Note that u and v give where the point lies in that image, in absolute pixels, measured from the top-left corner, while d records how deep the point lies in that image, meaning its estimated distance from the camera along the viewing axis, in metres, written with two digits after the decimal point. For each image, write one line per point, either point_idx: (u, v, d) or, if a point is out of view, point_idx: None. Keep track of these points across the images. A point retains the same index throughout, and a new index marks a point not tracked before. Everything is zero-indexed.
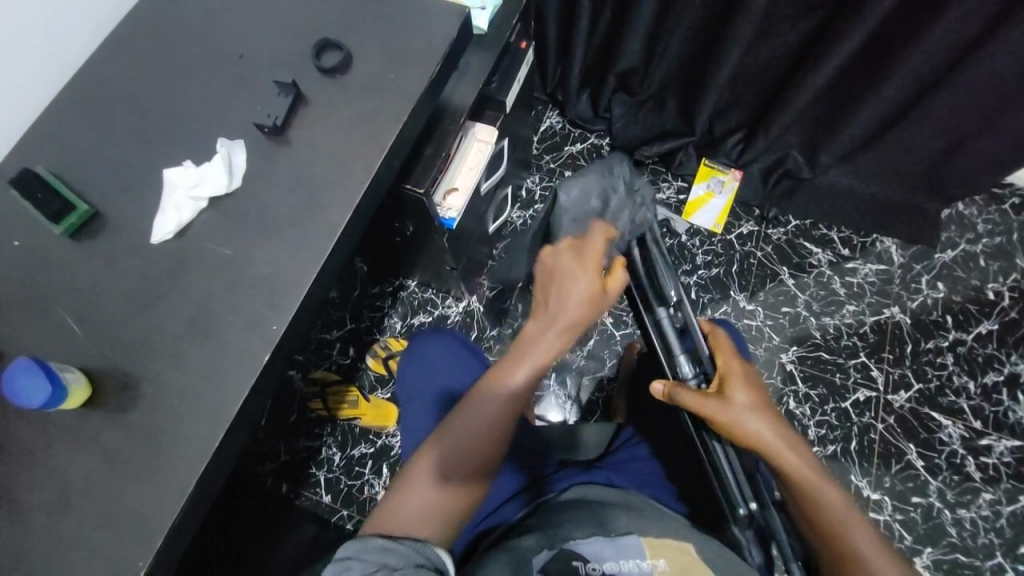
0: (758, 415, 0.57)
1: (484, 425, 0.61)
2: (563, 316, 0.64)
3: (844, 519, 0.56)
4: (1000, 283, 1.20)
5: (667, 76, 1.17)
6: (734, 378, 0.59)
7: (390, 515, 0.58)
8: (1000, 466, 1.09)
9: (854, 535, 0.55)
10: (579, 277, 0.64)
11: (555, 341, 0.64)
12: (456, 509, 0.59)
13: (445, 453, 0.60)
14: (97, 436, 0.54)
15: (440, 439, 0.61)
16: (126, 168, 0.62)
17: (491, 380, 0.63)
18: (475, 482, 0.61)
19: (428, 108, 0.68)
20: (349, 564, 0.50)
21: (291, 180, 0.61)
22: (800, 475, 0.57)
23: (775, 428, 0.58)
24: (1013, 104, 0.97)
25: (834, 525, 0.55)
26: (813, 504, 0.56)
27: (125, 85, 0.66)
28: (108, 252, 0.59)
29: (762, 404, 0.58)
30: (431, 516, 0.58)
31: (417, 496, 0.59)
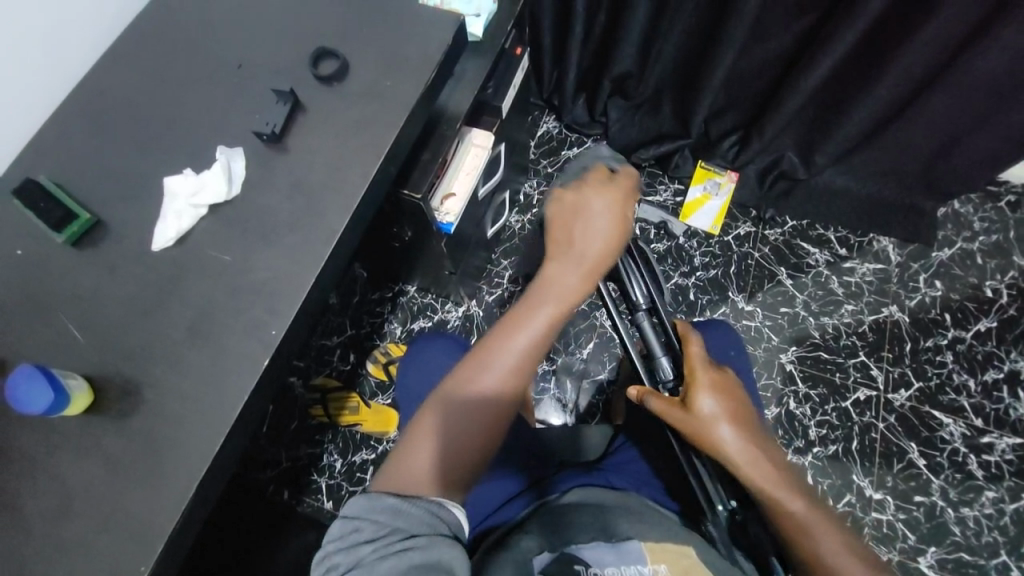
0: (721, 423, 0.60)
1: (501, 373, 0.62)
2: (579, 260, 0.65)
3: (812, 524, 0.57)
4: (998, 280, 1.20)
5: (661, 80, 1.19)
6: (700, 388, 0.61)
7: (400, 465, 0.58)
8: (1002, 463, 1.08)
9: (820, 539, 0.57)
10: (599, 219, 0.65)
11: (578, 280, 0.64)
12: (467, 460, 0.59)
13: (459, 401, 0.61)
14: (99, 443, 0.54)
15: (454, 388, 0.61)
16: (127, 177, 0.63)
17: (507, 325, 0.64)
18: (488, 433, 0.61)
19: (425, 114, 0.69)
20: (360, 525, 0.51)
21: (290, 186, 0.62)
22: (763, 483, 0.59)
23: (739, 437, 0.60)
24: (1007, 101, 0.98)
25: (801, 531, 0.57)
26: (779, 512, 0.58)
27: (126, 95, 0.67)
28: (110, 260, 0.60)
29: (727, 415, 0.61)
30: (442, 466, 0.58)
31: (427, 450, 0.58)
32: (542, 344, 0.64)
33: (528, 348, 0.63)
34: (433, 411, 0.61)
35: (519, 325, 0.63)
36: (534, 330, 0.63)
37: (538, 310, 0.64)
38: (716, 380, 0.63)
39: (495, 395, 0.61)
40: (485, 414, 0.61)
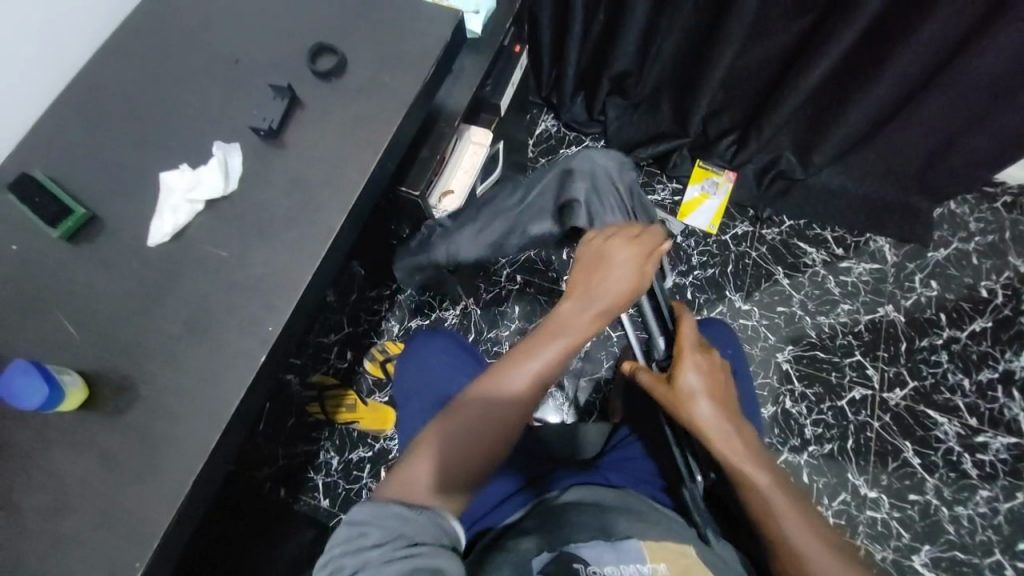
0: (703, 401, 0.61)
1: (514, 405, 0.61)
2: (598, 298, 0.65)
3: (785, 517, 0.57)
4: (993, 281, 1.21)
5: (660, 79, 1.19)
6: (686, 364, 0.62)
7: (402, 479, 0.57)
8: (996, 462, 1.09)
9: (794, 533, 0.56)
10: (624, 265, 0.66)
11: (590, 324, 0.64)
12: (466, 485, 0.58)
13: (468, 425, 0.60)
14: (94, 438, 0.54)
15: (464, 412, 0.60)
16: (123, 172, 0.63)
17: (521, 355, 0.63)
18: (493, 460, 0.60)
19: (423, 111, 0.68)
20: (365, 530, 0.52)
21: (287, 182, 0.62)
22: (738, 465, 0.59)
23: (720, 417, 0.60)
24: (1004, 102, 0.98)
25: (772, 520, 0.58)
26: (751, 498, 0.59)
27: (123, 89, 0.67)
28: (106, 255, 0.60)
29: (710, 394, 0.61)
30: (446, 485, 0.57)
31: (428, 468, 0.58)
32: (550, 378, 0.64)
33: (540, 385, 0.63)
34: (440, 429, 0.60)
35: (536, 356, 0.63)
36: (547, 364, 0.62)
37: (553, 344, 0.63)
38: (705, 360, 0.63)
39: (505, 427, 0.61)
40: (492, 441, 0.60)
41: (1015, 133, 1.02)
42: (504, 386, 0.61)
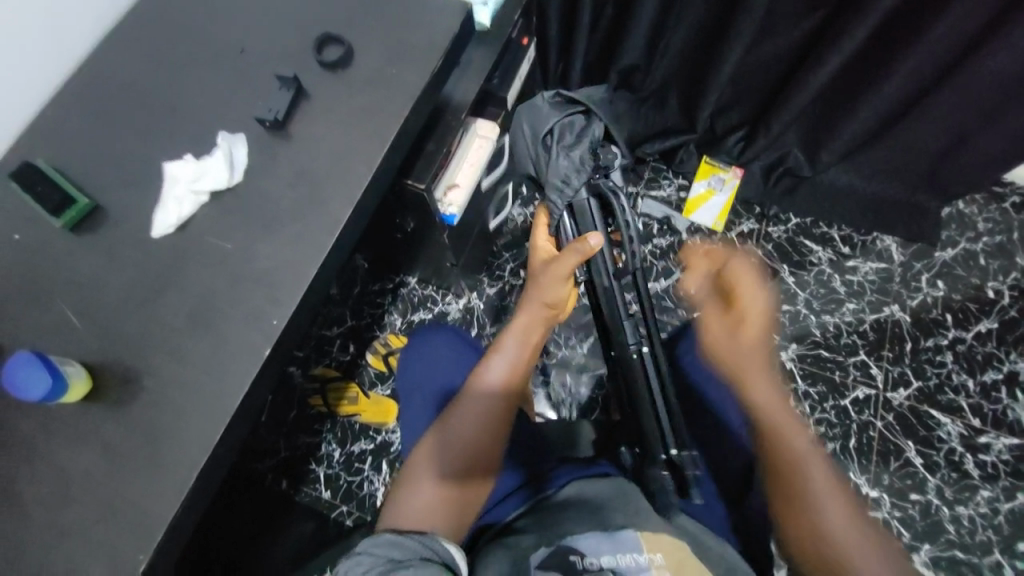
0: (751, 361, 0.67)
1: (473, 427, 0.64)
2: (538, 301, 0.71)
3: (812, 482, 0.61)
4: (1000, 281, 1.20)
5: (668, 74, 1.17)
6: (717, 324, 0.69)
7: (398, 508, 0.61)
8: (999, 463, 1.09)
9: (816, 498, 0.60)
10: (553, 279, 0.70)
11: (531, 324, 0.71)
12: (456, 498, 0.61)
13: (439, 453, 0.63)
14: (98, 430, 0.54)
15: (433, 441, 0.64)
16: (126, 162, 0.62)
17: (471, 383, 0.67)
18: (478, 477, 0.63)
19: (430, 103, 0.67)
20: (360, 559, 0.51)
21: (293, 174, 0.61)
22: (774, 419, 0.65)
23: (763, 374, 0.67)
24: (1015, 101, 0.97)
25: (798, 484, 0.61)
26: (782, 448, 0.63)
27: (126, 78, 0.66)
28: (109, 246, 0.59)
29: (753, 359, 0.67)
30: (438, 509, 0.60)
31: (418, 485, 0.61)
32: (503, 394, 0.67)
33: (493, 402, 0.66)
34: (419, 460, 0.63)
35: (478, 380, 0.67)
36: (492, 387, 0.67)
37: (499, 364, 0.68)
38: (764, 327, 0.68)
39: (472, 446, 0.63)
40: (467, 462, 0.62)
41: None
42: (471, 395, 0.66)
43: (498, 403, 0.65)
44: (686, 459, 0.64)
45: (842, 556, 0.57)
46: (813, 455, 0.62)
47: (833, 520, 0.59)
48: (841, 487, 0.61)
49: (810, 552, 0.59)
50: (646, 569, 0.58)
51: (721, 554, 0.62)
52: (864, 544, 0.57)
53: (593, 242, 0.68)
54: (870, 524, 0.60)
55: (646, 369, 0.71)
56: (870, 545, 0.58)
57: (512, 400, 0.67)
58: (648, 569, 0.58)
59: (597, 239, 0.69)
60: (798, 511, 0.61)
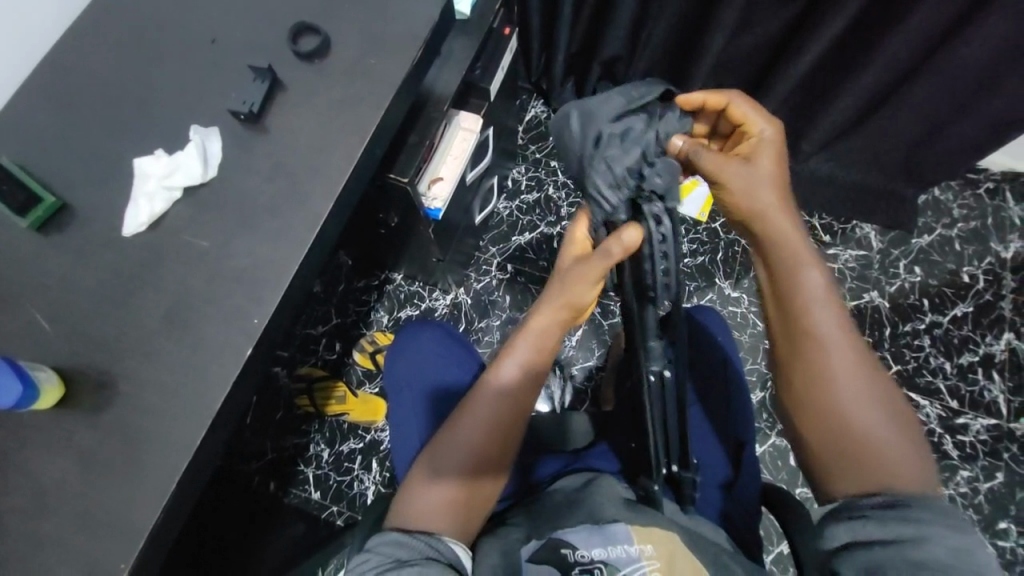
0: (771, 210, 0.59)
1: (480, 431, 0.61)
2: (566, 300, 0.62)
3: (842, 369, 0.53)
4: (975, 266, 1.24)
5: (651, 65, 1.17)
6: (732, 164, 0.61)
7: (402, 506, 0.60)
8: (976, 443, 1.12)
9: (848, 386, 0.53)
10: (579, 278, 0.60)
11: (553, 321, 0.63)
12: (464, 502, 0.59)
13: (442, 452, 0.61)
14: (72, 438, 0.52)
15: (438, 441, 0.62)
16: (94, 158, 0.60)
17: (481, 381, 0.63)
18: (485, 478, 0.61)
19: (411, 94, 0.66)
20: (367, 556, 0.53)
21: (270, 169, 0.59)
22: (795, 279, 0.56)
23: (786, 228, 0.58)
24: (988, 90, 0.99)
25: (833, 370, 0.53)
26: (797, 307, 0.56)
27: (92, 71, 0.63)
28: (78, 246, 0.57)
29: (775, 207, 0.59)
30: (440, 508, 0.58)
31: (425, 491, 0.59)
32: (511, 399, 0.62)
33: (503, 401, 0.62)
34: (423, 459, 0.61)
35: (488, 382, 0.63)
36: (497, 388, 0.62)
37: (508, 363, 0.63)
38: (778, 175, 0.61)
39: (477, 448, 0.60)
40: (469, 463, 0.60)
41: (1002, 119, 1.02)
42: (480, 400, 0.62)
43: (506, 403, 0.62)
44: (687, 477, 0.60)
45: (878, 462, 0.51)
46: (847, 334, 0.55)
47: (848, 396, 0.53)
48: (877, 377, 0.54)
49: (842, 456, 0.52)
50: (638, 560, 0.56)
51: (721, 542, 0.61)
52: (885, 433, 0.52)
53: (629, 240, 0.56)
54: (909, 423, 0.54)
55: (662, 395, 0.58)
56: (912, 453, 0.52)
57: (522, 404, 0.62)
58: (640, 561, 0.56)
59: (636, 236, 0.56)
60: (823, 408, 0.53)
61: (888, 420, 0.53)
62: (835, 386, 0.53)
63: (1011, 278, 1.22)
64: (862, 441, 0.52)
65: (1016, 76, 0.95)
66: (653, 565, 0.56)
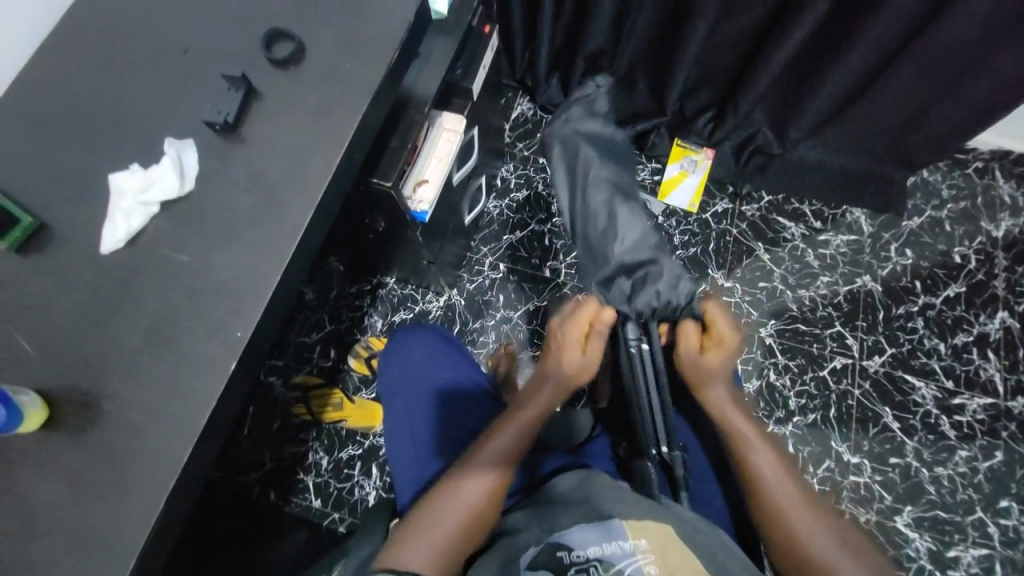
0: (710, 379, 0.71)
1: (480, 481, 0.64)
2: (563, 374, 0.73)
3: (781, 496, 0.61)
4: (966, 247, 1.24)
5: (635, 57, 1.17)
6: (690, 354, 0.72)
7: (405, 539, 0.60)
8: (974, 423, 1.13)
9: (797, 511, 0.60)
10: (575, 353, 0.73)
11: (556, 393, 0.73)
12: (451, 551, 0.60)
13: (462, 490, 0.63)
14: (58, 459, 0.51)
15: (458, 479, 0.64)
16: (70, 176, 0.59)
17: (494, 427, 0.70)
18: (474, 530, 0.62)
19: (390, 97, 0.65)
20: None
21: (248, 178, 0.58)
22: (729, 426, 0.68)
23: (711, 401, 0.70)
24: (974, 69, 0.98)
25: (781, 500, 0.61)
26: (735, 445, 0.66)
27: (65, 89, 0.62)
28: (56, 267, 0.56)
29: (707, 378, 0.71)
30: (428, 554, 0.59)
31: (418, 542, 0.60)
32: (532, 433, 0.70)
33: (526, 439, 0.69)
34: (439, 494, 0.64)
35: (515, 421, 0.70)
36: (519, 426, 0.69)
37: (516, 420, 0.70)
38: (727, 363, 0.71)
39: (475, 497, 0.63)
40: (465, 514, 0.62)
41: (989, 100, 1.02)
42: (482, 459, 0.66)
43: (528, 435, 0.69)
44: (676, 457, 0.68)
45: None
46: (782, 467, 0.64)
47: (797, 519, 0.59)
48: (821, 505, 0.62)
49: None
50: (632, 554, 0.56)
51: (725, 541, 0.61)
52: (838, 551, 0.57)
53: (609, 319, 0.74)
54: (864, 547, 0.58)
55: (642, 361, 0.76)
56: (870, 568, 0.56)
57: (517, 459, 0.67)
58: (635, 554, 0.56)
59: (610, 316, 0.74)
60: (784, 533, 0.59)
61: (846, 540, 0.58)
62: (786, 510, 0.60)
63: (1002, 257, 1.23)
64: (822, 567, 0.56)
65: (1004, 54, 0.94)
66: (648, 558, 0.56)
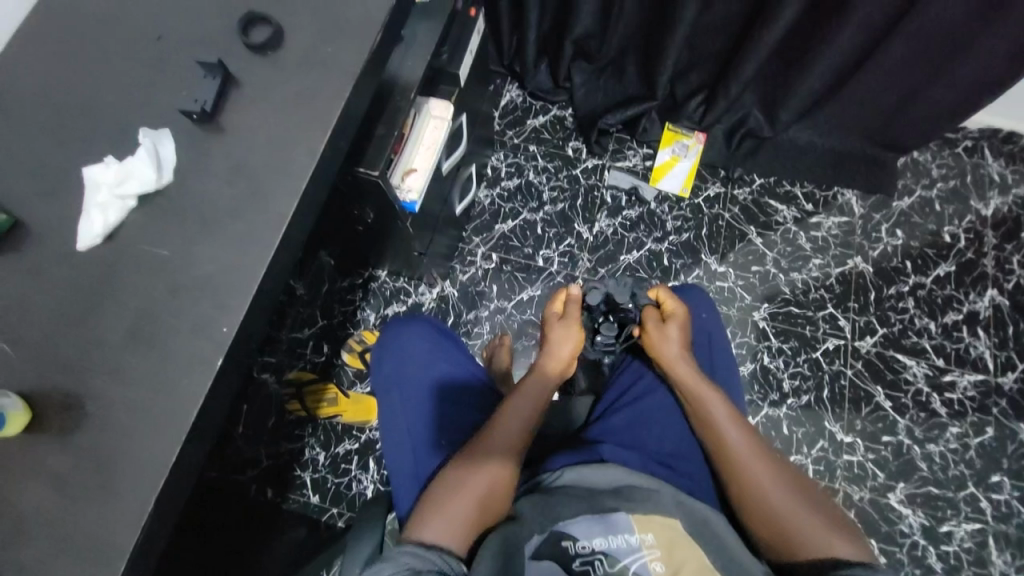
0: (672, 352, 0.74)
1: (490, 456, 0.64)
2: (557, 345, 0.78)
3: (753, 466, 0.64)
4: (956, 226, 1.24)
5: (624, 41, 1.15)
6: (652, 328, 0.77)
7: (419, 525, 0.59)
8: (964, 399, 1.14)
9: (770, 489, 0.62)
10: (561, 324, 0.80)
11: (557, 363, 0.77)
12: (466, 522, 0.59)
13: (475, 469, 0.63)
14: (42, 462, 0.50)
15: (468, 459, 0.64)
16: (40, 171, 0.57)
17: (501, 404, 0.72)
18: (489, 502, 0.61)
19: (374, 82, 0.64)
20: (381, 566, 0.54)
21: (228, 169, 0.57)
22: (700, 400, 0.70)
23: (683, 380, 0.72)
24: (961, 52, 0.99)
25: (753, 477, 0.63)
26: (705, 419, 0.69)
27: (33, 79, 0.60)
28: (31, 265, 0.54)
29: (671, 352, 0.74)
30: (445, 527, 0.59)
31: (434, 517, 0.59)
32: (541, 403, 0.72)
33: (531, 416, 0.70)
34: (452, 473, 0.63)
35: (515, 400, 0.70)
36: (524, 399, 0.70)
37: (522, 394, 0.71)
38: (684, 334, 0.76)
39: (487, 470, 0.63)
40: (477, 487, 0.61)
41: (976, 83, 1.03)
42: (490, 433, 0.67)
43: (529, 410, 0.70)
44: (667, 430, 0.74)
45: (799, 548, 0.59)
46: (758, 447, 0.66)
47: (765, 485, 0.63)
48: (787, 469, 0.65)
49: (769, 542, 0.61)
50: (638, 549, 0.57)
51: (719, 526, 0.61)
52: (803, 512, 0.60)
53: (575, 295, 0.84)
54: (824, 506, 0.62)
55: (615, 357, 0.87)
56: (834, 531, 0.59)
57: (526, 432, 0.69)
58: (640, 549, 0.57)
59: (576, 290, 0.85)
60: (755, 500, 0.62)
61: (810, 498, 0.62)
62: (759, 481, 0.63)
63: (991, 235, 1.24)
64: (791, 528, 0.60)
65: (989, 36, 0.94)
66: (654, 553, 0.57)
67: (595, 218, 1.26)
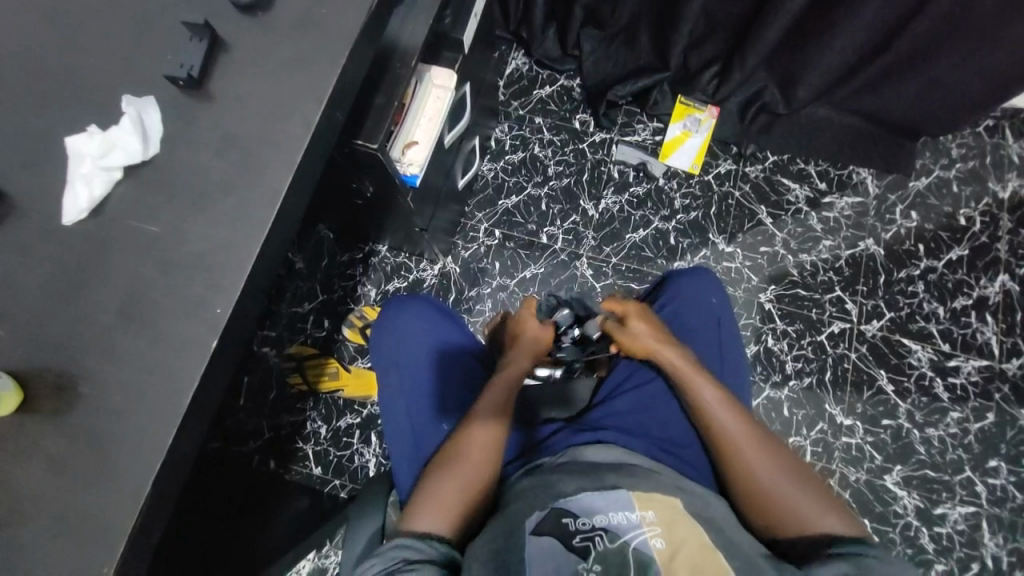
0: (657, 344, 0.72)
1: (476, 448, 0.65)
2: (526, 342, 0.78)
3: (748, 453, 0.64)
4: (972, 208, 1.21)
5: (637, 6, 1.08)
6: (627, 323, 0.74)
7: (416, 510, 0.61)
8: (967, 385, 1.14)
9: (765, 475, 0.62)
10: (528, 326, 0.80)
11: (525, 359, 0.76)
12: (452, 511, 0.61)
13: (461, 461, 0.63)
14: (37, 443, 0.49)
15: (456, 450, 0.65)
16: (22, 139, 0.54)
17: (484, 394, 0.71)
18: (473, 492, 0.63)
19: (372, 48, 0.60)
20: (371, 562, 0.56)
21: (218, 140, 0.54)
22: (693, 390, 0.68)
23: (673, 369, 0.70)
24: (993, 37, 0.93)
25: (748, 465, 0.63)
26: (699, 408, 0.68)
27: (10, 39, 0.56)
28: (17, 240, 0.52)
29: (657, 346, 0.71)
30: (434, 516, 0.60)
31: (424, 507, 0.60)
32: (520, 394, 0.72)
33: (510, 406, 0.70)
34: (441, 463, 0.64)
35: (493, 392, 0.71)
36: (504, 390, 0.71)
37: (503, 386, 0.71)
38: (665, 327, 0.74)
39: (471, 463, 0.64)
40: (462, 479, 0.63)
41: (1006, 71, 0.98)
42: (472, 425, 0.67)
43: (513, 395, 0.71)
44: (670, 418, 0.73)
45: (793, 526, 0.59)
46: (753, 432, 0.65)
47: (760, 470, 0.63)
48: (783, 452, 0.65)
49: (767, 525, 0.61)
50: (639, 526, 0.56)
51: (719, 517, 0.60)
52: (798, 494, 0.61)
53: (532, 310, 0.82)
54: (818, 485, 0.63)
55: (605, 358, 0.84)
56: (824, 510, 0.60)
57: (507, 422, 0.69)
58: (641, 526, 0.56)
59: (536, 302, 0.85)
60: (752, 485, 0.62)
61: (805, 478, 0.63)
62: (754, 467, 0.63)
63: (1007, 219, 1.20)
64: (787, 511, 0.60)
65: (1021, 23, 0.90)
66: (654, 529, 0.56)
67: (601, 195, 1.22)
